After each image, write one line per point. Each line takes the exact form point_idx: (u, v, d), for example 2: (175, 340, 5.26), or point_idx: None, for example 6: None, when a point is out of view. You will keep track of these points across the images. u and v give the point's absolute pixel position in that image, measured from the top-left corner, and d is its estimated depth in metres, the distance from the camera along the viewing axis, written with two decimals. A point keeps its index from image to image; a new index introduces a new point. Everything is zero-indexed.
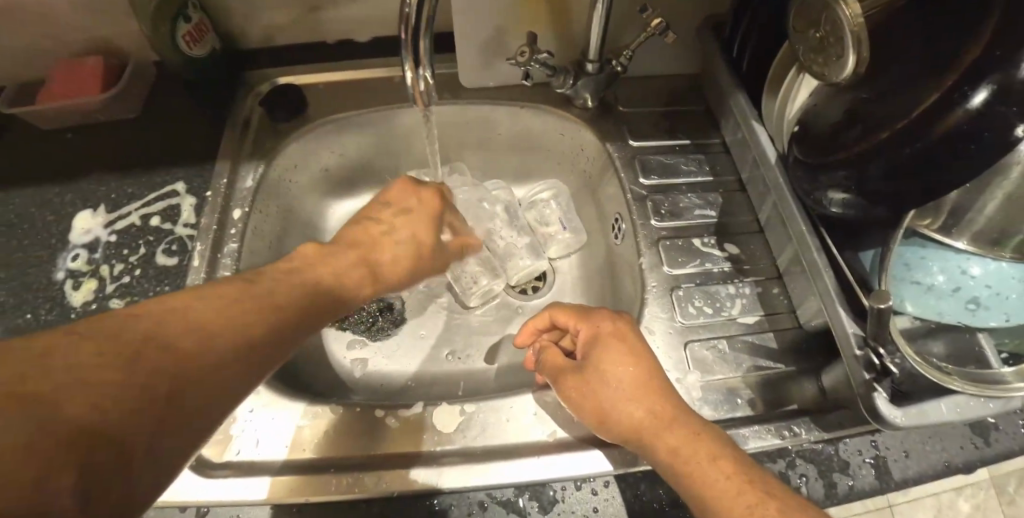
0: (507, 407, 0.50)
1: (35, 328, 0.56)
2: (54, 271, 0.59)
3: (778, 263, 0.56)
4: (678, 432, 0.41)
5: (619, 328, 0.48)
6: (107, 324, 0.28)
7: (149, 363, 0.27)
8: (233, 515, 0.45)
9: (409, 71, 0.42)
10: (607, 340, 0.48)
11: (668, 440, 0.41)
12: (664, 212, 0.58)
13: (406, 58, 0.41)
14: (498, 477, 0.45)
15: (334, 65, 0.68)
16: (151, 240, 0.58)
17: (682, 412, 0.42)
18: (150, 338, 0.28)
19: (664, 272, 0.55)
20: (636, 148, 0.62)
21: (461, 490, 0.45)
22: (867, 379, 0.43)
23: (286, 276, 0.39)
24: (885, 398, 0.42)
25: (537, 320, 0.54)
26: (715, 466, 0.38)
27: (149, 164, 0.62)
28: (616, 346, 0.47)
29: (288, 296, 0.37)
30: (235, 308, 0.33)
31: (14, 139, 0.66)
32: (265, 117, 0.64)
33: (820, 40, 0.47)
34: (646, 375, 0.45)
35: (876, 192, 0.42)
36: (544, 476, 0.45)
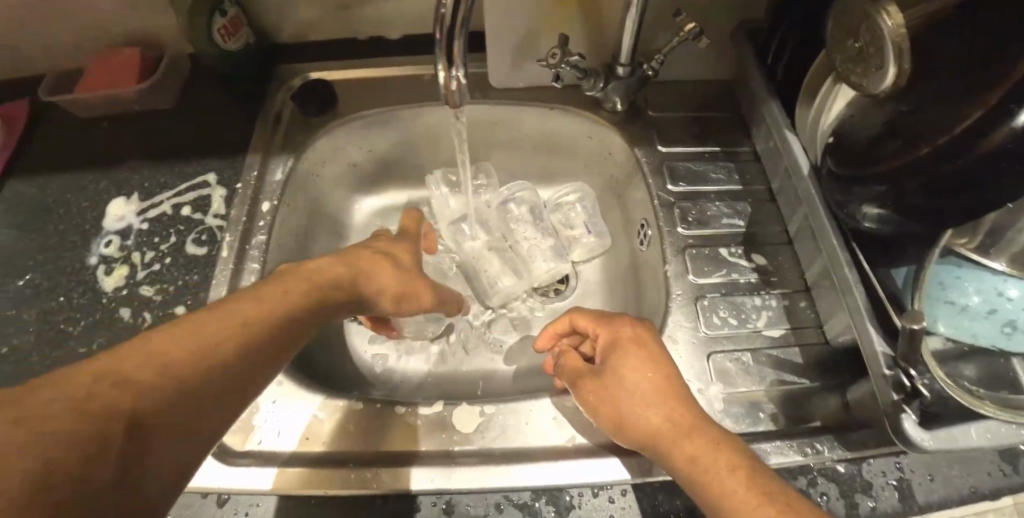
0: (526, 410, 0.50)
1: (70, 311, 0.58)
2: (88, 256, 0.61)
3: (806, 276, 0.55)
4: (694, 442, 0.40)
5: (639, 333, 0.48)
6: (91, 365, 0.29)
7: (127, 383, 0.28)
8: (252, 504, 0.45)
9: (442, 71, 0.42)
10: (626, 345, 0.47)
11: (687, 449, 0.40)
12: (691, 220, 0.58)
13: (440, 57, 0.40)
14: (516, 479, 0.45)
15: (363, 60, 0.68)
16: (181, 229, 0.59)
17: (701, 419, 0.42)
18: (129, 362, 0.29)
19: (689, 281, 0.55)
20: (664, 154, 0.61)
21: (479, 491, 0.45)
22: (896, 400, 0.41)
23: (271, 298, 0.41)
24: (914, 420, 0.40)
25: (557, 324, 0.54)
26: (736, 475, 0.37)
27: (182, 154, 0.64)
28: (636, 352, 0.47)
29: (266, 317, 0.38)
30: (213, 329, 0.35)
31: (55, 126, 0.68)
32: (295, 111, 0.65)
33: (860, 50, 0.46)
34: (665, 382, 0.44)
35: (913, 207, 0.42)
36: (562, 481, 0.45)
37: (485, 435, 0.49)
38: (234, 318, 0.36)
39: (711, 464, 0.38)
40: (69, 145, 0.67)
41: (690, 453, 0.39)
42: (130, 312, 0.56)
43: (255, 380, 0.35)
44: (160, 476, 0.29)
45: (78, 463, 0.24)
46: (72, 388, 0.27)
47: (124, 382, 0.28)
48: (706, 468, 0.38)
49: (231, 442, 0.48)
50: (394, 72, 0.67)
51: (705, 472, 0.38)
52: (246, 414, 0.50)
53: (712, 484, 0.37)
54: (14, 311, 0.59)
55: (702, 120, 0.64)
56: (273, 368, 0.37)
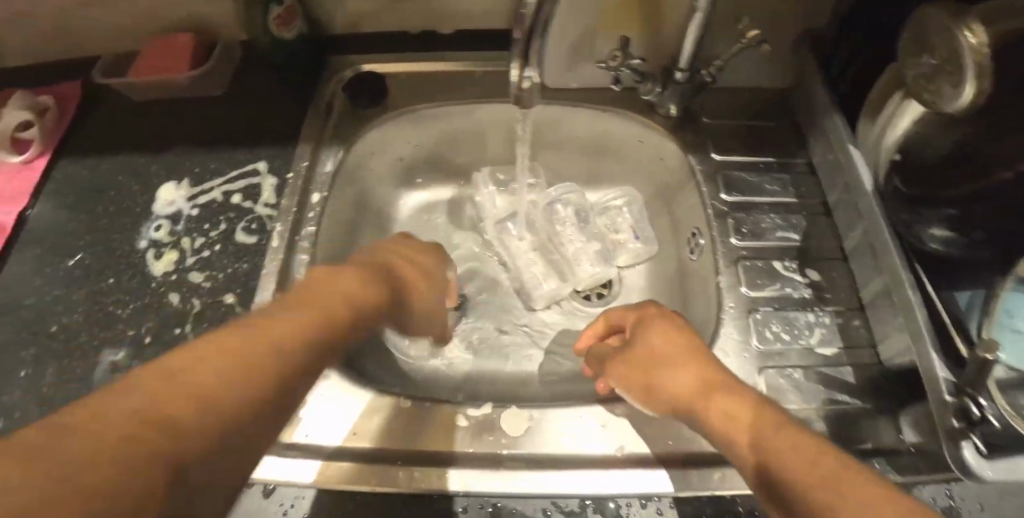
0: (576, 416, 0.50)
1: (120, 292, 0.59)
2: (138, 240, 0.61)
3: (862, 294, 0.54)
4: (726, 403, 0.37)
5: (666, 313, 0.49)
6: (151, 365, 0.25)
7: (193, 386, 0.25)
8: (295, 497, 0.45)
9: (515, 69, 0.43)
10: (652, 324, 0.48)
11: (720, 410, 0.37)
12: (745, 231, 0.57)
13: (515, 55, 0.41)
14: (564, 485, 0.45)
15: (415, 55, 0.68)
16: (231, 217, 0.60)
17: (730, 381, 0.39)
18: (190, 367, 0.26)
19: (742, 293, 0.54)
20: (719, 162, 0.60)
21: (525, 496, 0.44)
22: (958, 428, 0.39)
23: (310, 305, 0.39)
24: (976, 451, 0.38)
25: (596, 327, 0.54)
26: (776, 430, 0.33)
27: (232, 141, 0.64)
28: (662, 328, 0.47)
29: (316, 320, 0.35)
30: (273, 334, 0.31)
31: (110, 108, 0.69)
32: (347, 102, 0.65)
33: (936, 66, 0.44)
34: (695, 353, 0.44)
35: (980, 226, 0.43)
36: (611, 488, 0.44)
37: (524, 438, 0.49)
38: (288, 322, 0.33)
39: (747, 424, 0.35)
40: (122, 128, 0.68)
41: (723, 413, 0.37)
42: (179, 297, 0.57)
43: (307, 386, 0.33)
44: (224, 477, 0.26)
45: (158, 468, 0.21)
46: (143, 395, 0.23)
47: (189, 376, 0.26)
48: (741, 427, 0.35)
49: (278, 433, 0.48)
50: (446, 68, 0.67)
51: (741, 433, 0.35)
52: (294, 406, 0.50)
53: (751, 440, 0.34)
54: (66, 290, 0.60)
55: (757, 129, 0.63)
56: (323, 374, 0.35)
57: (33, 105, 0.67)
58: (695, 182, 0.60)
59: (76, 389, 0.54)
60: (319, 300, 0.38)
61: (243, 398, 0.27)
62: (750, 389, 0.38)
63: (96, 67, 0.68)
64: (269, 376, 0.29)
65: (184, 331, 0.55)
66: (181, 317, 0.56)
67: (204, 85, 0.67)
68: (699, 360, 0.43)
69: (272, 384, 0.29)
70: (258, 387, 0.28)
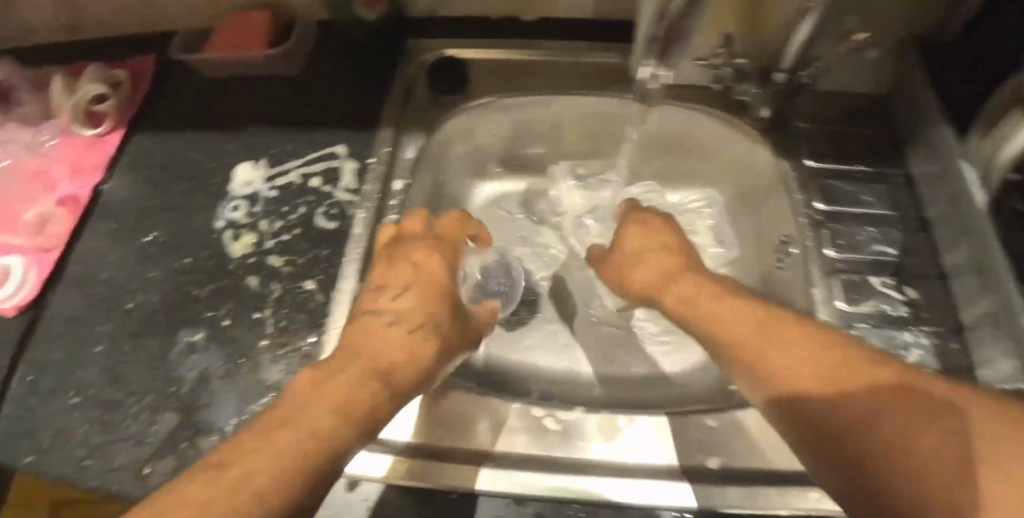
0: (669, 426, 0.49)
1: (198, 273, 0.58)
2: (215, 220, 0.61)
3: (964, 316, 0.50)
4: (777, 339, 0.34)
5: (669, 244, 0.49)
6: (229, 452, 0.26)
7: (245, 458, 0.26)
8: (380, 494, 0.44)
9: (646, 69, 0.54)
10: (632, 225, 0.53)
11: (721, 320, 0.38)
12: (841, 243, 0.55)
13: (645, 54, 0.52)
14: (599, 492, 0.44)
15: (498, 41, 0.65)
16: (312, 201, 0.59)
17: (727, 293, 0.41)
18: (233, 448, 0.26)
19: (835, 307, 0.52)
20: (814, 169, 0.58)
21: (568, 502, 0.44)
22: None
23: (373, 307, 0.40)
24: None
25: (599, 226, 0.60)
26: (781, 339, 0.34)
27: (309, 122, 0.63)
28: (645, 229, 0.52)
29: (383, 347, 0.36)
30: (327, 372, 0.32)
31: (187, 84, 0.69)
32: (427, 88, 0.64)
33: None
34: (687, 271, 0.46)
35: None
36: (652, 501, 0.44)
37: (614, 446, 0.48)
38: (354, 357, 0.34)
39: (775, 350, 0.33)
40: (198, 104, 0.67)
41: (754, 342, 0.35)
42: (258, 280, 0.56)
43: (387, 396, 0.34)
44: (310, 490, 0.27)
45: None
46: (194, 500, 0.24)
47: (251, 447, 0.27)
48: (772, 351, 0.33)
49: None
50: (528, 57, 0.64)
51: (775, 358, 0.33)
52: None
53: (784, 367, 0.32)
54: (142, 267, 0.60)
55: (852, 135, 0.60)
56: (406, 376, 0.36)
57: (107, 77, 0.68)
58: (785, 188, 0.58)
59: (155, 367, 0.54)
60: (377, 326, 0.37)
61: (305, 474, 0.27)
62: (772, 305, 0.37)
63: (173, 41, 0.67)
64: (336, 414, 0.30)
65: (262, 314, 0.54)
66: (259, 300, 0.55)
67: (280, 64, 0.66)
68: (718, 291, 0.41)
69: (339, 417, 0.30)
70: (324, 445, 0.28)
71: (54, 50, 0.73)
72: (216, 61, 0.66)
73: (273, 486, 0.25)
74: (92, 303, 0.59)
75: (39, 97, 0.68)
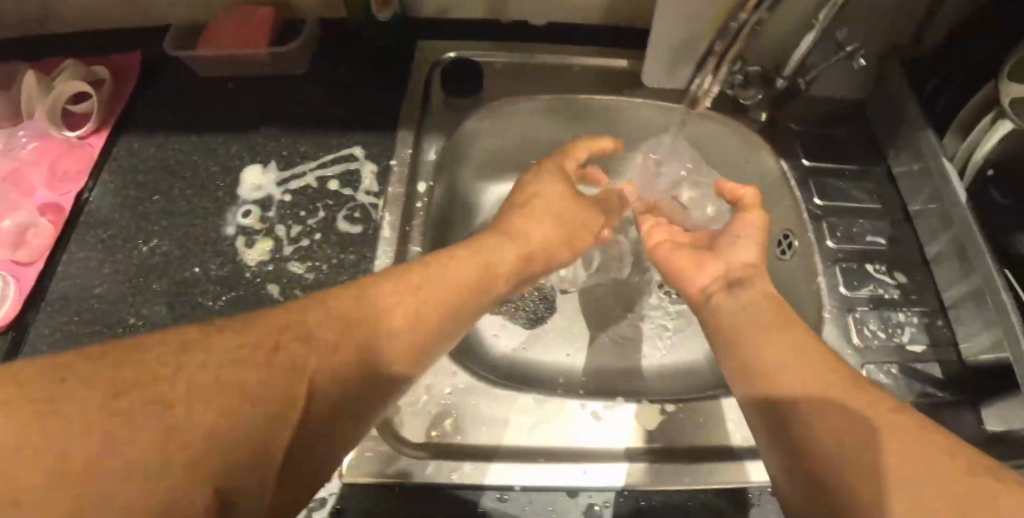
0: (702, 409, 0.52)
1: (208, 282, 0.55)
2: (224, 226, 0.57)
3: (945, 298, 0.57)
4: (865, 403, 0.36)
5: (783, 312, 0.45)
6: (286, 358, 0.33)
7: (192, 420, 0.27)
8: (428, 502, 0.45)
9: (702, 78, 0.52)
10: (773, 311, 0.46)
11: (819, 370, 0.39)
12: (839, 235, 0.60)
13: None
14: (553, 478, 0.46)
15: (508, 45, 0.67)
16: (330, 204, 0.57)
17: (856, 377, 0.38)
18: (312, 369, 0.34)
19: (840, 293, 0.58)
20: (808, 168, 0.63)
21: (545, 489, 0.46)
22: None
23: (332, 346, 0.35)
24: None
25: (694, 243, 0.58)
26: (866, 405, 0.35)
27: (322, 121, 0.62)
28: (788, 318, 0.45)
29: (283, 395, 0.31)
30: (362, 314, 0.38)
31: (183, 83, 0.66)
32: (441, 90, 0.64)
33: None
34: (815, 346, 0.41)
35: None
36: (579, 482, 0.46)
37: (650, 431, 0.51)
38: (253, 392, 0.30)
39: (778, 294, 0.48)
40: (183, 105, 0.64)
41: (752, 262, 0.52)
42: (278, 288, 0.54)
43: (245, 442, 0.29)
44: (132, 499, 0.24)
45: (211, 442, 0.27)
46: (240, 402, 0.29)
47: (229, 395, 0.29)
48: (806, 344, 0.41)
49: (410, 433, 0.49)
50: (542, 58, 0.66)
51: (790, 352, 0.41)
52: (428, 401, 0.51)
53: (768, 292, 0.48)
54: (142, 278, 0.56)
55: (835, 138, 0.66)
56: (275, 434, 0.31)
57: (88, 75, 0.64)
58: (785, 184, 0.63)
59: None
60: (349, 323, 0.37)
61: (231, 435, 0.28)
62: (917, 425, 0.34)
63: (167, 39, 0.65)
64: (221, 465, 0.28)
65: None
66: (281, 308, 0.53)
67: (287, 62, 0.64)
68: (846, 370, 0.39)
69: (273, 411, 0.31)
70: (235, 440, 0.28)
71: (33, 45, 0.69)
72: (214, 58, 0.64)
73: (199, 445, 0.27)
74: (87, 318, 0.55)
75: (6, 94, 0.64)
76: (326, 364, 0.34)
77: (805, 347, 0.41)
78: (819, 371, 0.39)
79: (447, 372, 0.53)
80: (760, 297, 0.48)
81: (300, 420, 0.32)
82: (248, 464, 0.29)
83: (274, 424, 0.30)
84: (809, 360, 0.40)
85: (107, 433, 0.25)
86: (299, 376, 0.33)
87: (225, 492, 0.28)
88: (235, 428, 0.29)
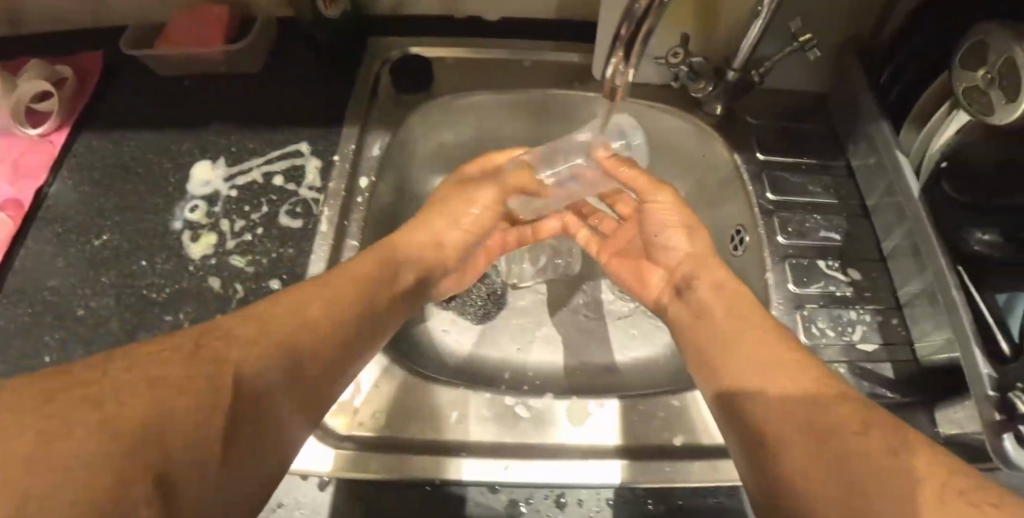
0: (636, 407, 0.52)
1: (153, 275, 0.56)
2: (172, 221, 0.58)
3: (901, 295, 0.55)
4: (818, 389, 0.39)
5: (736, 298, 0.49)
6: (206, 357, 0.34)
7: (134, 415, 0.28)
8: (339, 498, 0.44)
9: (611, 67, 0.46)
10: (727, 297, 0.50)
11: (777, 360, 0.42)
12: (791, 230, 0.58)
13: (617, 48, 0.44)
14: (473, 473, 0.46)
15: (460, 41, 0.67)
16: (274, 199, 0.58)
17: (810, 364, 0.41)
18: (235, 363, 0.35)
19: (789, 290, 0.56)
20: (762, 162, 0.62)
21: (465, 485, 0.46)
22: (997, 420, 0.40)
23: (248, 345, 0.37)
24: (1015, 443, 0.40)
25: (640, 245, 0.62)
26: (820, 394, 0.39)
27: (272, 118, 0.62)
28: (742, 304, 0.49)
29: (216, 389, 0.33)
30: (281, 319, 0.40)
31: (143, 82, 0.67)
32: (391, 86, 0.64)
33: (987, 82, 0.47)
34: (766, 336, 0.44)
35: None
36: (499, 479, 0.45)
37: (578, 428, 0.50)
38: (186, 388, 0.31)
39: (737, 289, 0.50)
40: (141, 104, 0.66)
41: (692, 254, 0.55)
42: (218, 281, 0.55)
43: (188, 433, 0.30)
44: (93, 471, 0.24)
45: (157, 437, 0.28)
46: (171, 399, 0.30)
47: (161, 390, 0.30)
48: (756, 336, 0.45)
49: (335, 424, 0.49)
50: (494, 54, 0.66)
51: (751, 348, 0.45)
52: (353, 396, 0.51)
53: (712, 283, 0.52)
54: (90, 271, 0.57)
55: (792, 131, 0.64)
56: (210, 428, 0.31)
57: (51, 74, 0.65)
58: (738, 179, 0.62)
59: None
60: (264, 327, 0.39)
61: (175, 427, 0.29)
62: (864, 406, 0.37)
63: (127, 39, 0.66)
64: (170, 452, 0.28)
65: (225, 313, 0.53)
66: (219, 302, 0.53)
67: (242, 61, 0.65)
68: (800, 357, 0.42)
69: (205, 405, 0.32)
70: (182, 434, 0.29)
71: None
72: (172, 57, 0.65)
73: (150, 433, 0.28)
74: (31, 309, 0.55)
75: None
76: (246, 360, 0.36)
77: (759, 340, 0.45)
78: (773, 363, 0.42)
79: (376, 365, 0.53)
80: (702, 294, 0.52)
81: (227, 412, 0.33)
82: (194, 457, 0.30)
83: (209, 411, 0.32)
84: (762, 352, 0.44)
85: (45, 422, 0.25)
86: (220, 371, 0.34)
87: (169, 475, 0.28)
88: (162, 417, 0.29)
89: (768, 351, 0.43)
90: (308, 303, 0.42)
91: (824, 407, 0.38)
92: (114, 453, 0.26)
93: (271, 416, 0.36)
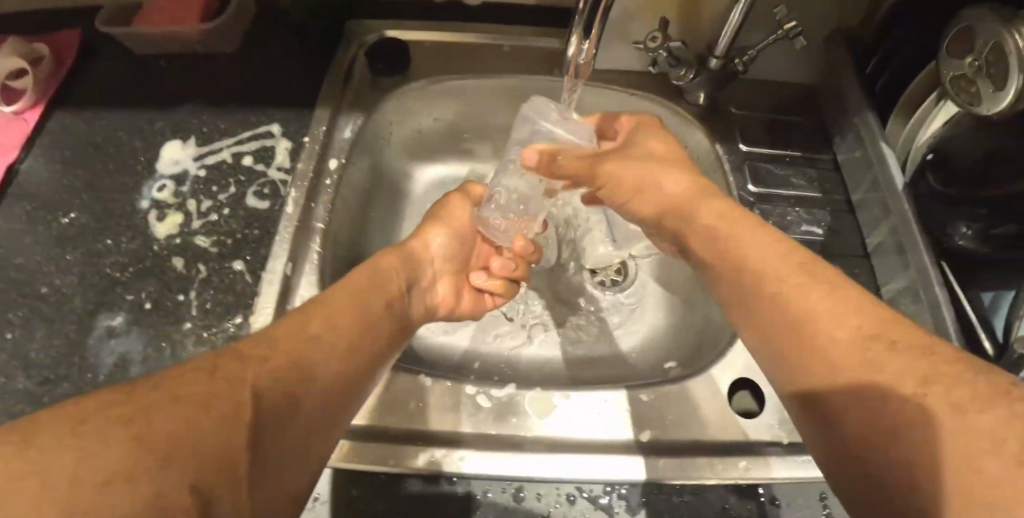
0: (602, 401, 0.50)
1: (116, 254, 0.55)
2: (139, 200, 0.58)
3: (884, 293, 0.52)
4: (848, 312, 0.32)
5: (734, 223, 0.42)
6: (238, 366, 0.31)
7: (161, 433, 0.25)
8: None
9: (575, 46, 0.45)
10: (728, 221, 0.42)
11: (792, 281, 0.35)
12: (771, 223, 0.56)
13: (576, 26, 0.43)
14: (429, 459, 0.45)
15: (439, 25, 0.66)
16: (242, 180, 0.57)
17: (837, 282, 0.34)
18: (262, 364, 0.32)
19: None
20: (746, 153, 0.60)
21: (420, 474, 0.44)
22: None
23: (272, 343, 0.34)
24: None
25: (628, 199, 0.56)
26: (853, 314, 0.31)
27: (245, 99, 0.62)
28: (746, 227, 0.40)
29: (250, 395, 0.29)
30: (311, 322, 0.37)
31: (119, 62, 0.67)
32: (367, 69, 0.63)
33: (976, 69, 0.44)
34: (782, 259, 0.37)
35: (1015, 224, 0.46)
36: (456, 469, 0.44)
37: (542, 421, 0.49)
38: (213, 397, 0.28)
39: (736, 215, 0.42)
40: (116, 83, 0.65)
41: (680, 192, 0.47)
42: (182, 261, 0.54)
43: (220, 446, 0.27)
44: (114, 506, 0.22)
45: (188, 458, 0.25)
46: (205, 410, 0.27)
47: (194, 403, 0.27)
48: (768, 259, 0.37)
49: None
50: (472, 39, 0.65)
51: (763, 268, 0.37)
52: None
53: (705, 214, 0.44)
54: (52, 250, 0.56)
55: (777, 122, 0.62)
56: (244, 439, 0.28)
57: (27, 52, 0.65)
58: (720, 169, 0.60)
59: (48, 359, 0.49)
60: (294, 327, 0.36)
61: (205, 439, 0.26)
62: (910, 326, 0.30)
63: (103, 18, 0.66)
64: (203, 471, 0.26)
65: (188, 294, 0.52)
66: (182, 283, 0.52)
67: (216, 41, 0.65)
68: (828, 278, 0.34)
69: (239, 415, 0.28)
70: (213, 450, 0.26)
71: None
72: (147, 38, 0.64)
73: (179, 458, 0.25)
74: None
75: None
76: (273, 364, 0.32)
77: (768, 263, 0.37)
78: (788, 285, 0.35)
79: None
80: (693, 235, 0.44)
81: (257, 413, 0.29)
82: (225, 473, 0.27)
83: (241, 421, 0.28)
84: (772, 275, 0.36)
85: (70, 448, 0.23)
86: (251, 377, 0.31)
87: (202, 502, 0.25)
88: (196, 439, 0.26)
89: (781, 274, 0.36)
90: (313, 315, 0.37)
91: (853, 330, 0.30)
92: (139, 479, 0.23)
93: (306, 415, 0.33)
